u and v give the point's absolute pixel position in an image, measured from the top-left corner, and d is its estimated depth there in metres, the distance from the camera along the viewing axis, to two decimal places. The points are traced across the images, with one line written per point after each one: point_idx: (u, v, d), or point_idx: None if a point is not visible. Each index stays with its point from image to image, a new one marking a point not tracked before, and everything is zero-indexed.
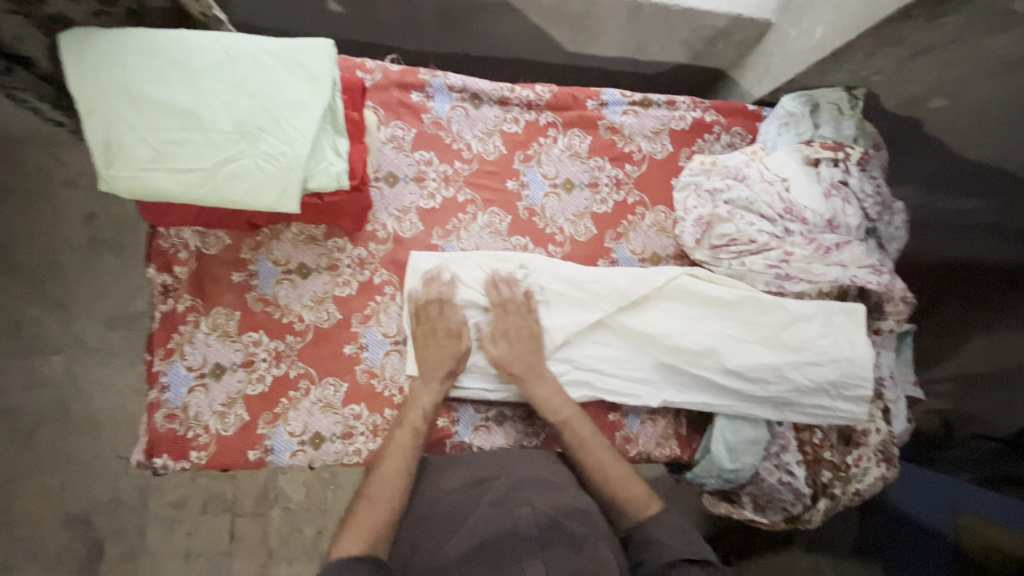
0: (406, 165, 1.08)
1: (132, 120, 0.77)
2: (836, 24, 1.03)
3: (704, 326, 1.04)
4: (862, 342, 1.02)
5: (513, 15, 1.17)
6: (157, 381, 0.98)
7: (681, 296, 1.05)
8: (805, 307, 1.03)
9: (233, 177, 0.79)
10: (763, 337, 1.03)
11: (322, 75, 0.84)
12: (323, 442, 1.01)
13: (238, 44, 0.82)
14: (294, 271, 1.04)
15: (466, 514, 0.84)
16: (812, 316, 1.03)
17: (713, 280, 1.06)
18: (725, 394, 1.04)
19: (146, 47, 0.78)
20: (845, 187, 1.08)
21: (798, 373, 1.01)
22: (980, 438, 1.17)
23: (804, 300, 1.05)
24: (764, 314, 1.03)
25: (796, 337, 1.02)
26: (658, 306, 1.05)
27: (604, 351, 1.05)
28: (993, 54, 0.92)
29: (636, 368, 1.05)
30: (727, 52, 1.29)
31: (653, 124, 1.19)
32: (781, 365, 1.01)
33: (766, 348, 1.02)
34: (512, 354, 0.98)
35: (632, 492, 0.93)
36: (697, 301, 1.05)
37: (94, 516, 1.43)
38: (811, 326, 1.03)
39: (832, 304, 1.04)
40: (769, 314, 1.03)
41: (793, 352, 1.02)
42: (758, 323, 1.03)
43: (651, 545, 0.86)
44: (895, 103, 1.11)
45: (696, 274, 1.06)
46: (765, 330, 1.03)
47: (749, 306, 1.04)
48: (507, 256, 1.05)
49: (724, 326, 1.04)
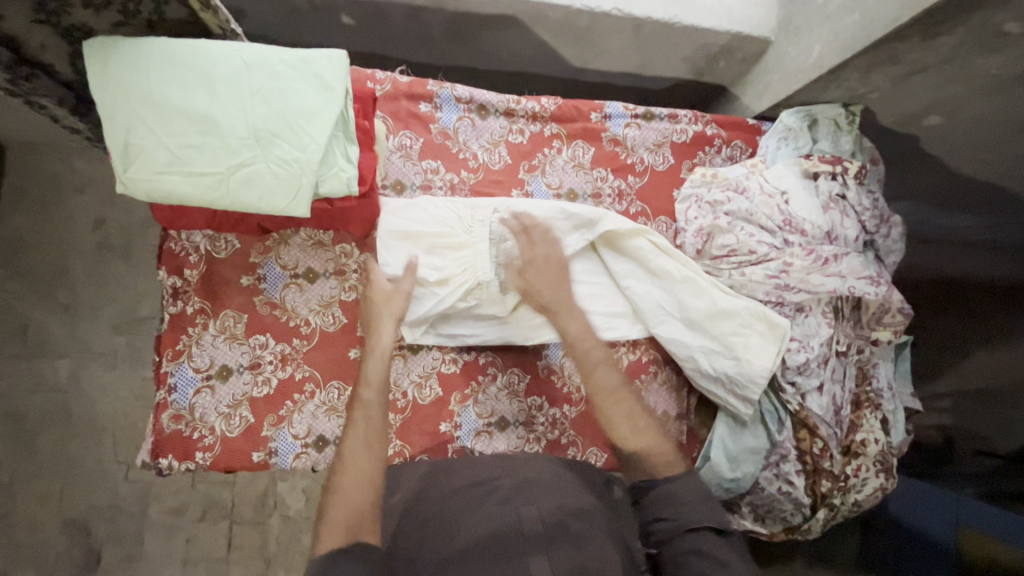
0: (414, 173, 1.11)
1: (151, 124, 0.79)
2: (835, 44, 1.07)
3: (647, 297, 1.08)
4: (771, 355, 1.03)
5: (519, 31, 1.20)
6: (164, 382, 1.00)
7: (638, 258, 1.09)
8: (733, 304, 1.05)
9: (247, 183, 0.81)
10: (692, 319, 1.06)
11: (335, 85, 0.86)
12: (327, 445, 1.02)
13: (256, 54, 0.85)
14: (302, 275, 1.05)
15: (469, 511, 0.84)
16: (735, 313, 1.05)
17: (667, 253, 1.09)
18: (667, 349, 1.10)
19: (167, 56, 0.81)
20: (843, 200, 1.11)
21: (720, 358, 1.05)
22: (981, 455, 1.17)
23: (732, 298, 1.06)
24: (696, 298, 1.07)
25: (716, 326, 1.05)
26: (616, 265, 1.10)
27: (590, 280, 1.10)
28: (984, 74, 0.95)
29: (613, 305, 1.10)
30: (728, 69, 1.32)
31: (655, 137, 1.22)
32: (692, 346, 1.06)
33: (691, 331, 1.07)
34: (526, 279, 1.01)
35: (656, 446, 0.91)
36: (646, 269, 1.09)
37: (91, 521, 1.43)
38: (730, 322, 1.05)
39: (758, 309, 1.04)
40: (700, 299, 1.06)
41: (713, 346, 1.05)
42: (689, 308, 1.06)
43: (672, 503, 0.84)
44: (892, 119, 1.14)
45: (655, 242, 1.09)
46: (698, 310, 1.06)
47: (687, 289, 1.07)
48: (477, 202, 1.07)
49: (659, 296, 1.09)
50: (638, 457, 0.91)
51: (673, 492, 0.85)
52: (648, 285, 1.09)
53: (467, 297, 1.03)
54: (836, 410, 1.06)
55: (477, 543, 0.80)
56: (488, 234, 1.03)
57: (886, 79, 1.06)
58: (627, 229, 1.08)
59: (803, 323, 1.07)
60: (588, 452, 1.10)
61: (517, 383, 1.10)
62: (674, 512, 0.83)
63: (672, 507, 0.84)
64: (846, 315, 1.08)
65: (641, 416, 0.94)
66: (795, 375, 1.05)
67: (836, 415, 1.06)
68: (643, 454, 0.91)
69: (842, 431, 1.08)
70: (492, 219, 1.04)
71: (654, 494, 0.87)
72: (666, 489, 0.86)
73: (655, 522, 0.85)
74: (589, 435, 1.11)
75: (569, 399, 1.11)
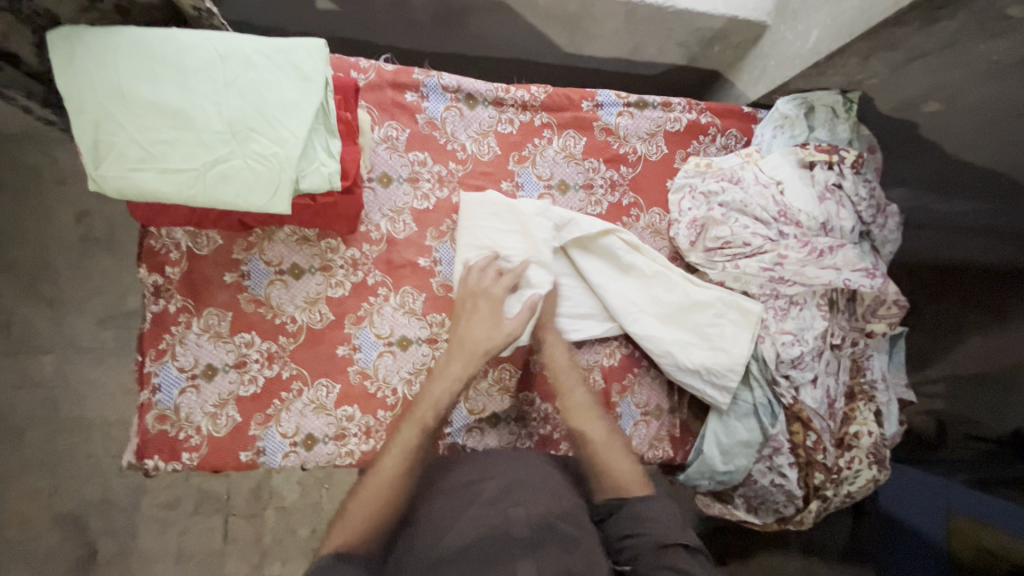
0: (400, 165, 1.08)
1: (121, 120, 0.76)
2: (831, 29, 1.03)
3: (619, 295, 1.07)
4: (746, 343, 1.03)
5: (509, 15, 1.17)
6: (148, 381, 0.98)
7: (608, 255, 1.08)
8: (705, 295, 1.06)
9: (223, 178, 0.78)
10: (665, 310, 1.07)
11: (314, 76, 0.83)
12: (316, 444, 1.01)
13: (230, 44, 0.81)
14: (287, 272, 1.03)
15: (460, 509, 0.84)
16: (708, 304, 1.06)
17: (638, 248, 1.09)
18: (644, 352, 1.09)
19: (135, 47, 0.77)
20: (839, 190, 1.09)
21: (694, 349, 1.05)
22: (973, 439, 1.16)
23: (706, 288, 1.07)
24: (669, 293, 1.07)
25: (691, 319, 1.06)
26: (583, 262, 1.08)
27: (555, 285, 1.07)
28: (986, 60, 0.93)
29: (578, 305, 1.08)
30: (723, 54, 1.29)
31: (648, 126, 1.19)
32: (668, 341, 1.05)
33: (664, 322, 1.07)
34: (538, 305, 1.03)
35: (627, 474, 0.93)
36: (617, 266, 1.09)
37: (86, 515, 1.42)
38: (703, 313, 1.06)
39: (730, 298, 1.05)
40: (673, 293, 1.07)
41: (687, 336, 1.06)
42: (661, 300, 1.07)
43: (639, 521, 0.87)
44: (891, 106, 1.11)
45: (625, 239, 1.09)
46: (672, 301, 1.07)
47: (659, 283, 1.08)
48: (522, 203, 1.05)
49: (632, 294, 1.08)
50: (603, 473, 0.93)
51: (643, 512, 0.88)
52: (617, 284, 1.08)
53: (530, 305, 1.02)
54: (830, 403, 1.06)
55: (464, 547, 0.78)
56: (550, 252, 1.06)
57: (885, 66, 1.03)
58: (594, 231, 1.06)
59: (799, 316, 1.05)
60: None
61: (508, 379, 1.08)
62: (642, 529, 0.86)
63: (639, 525, 0.87)
64: (841, 307, 1.07)
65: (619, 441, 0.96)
66: (788, 369, 1.03)
67: (829, 407, 1.06)
68: (611, 472, 0.92)
69: (836, 424, 1.07)
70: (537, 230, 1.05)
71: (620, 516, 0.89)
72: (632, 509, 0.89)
73: (623, 541, 0.86)
74: None
75: None
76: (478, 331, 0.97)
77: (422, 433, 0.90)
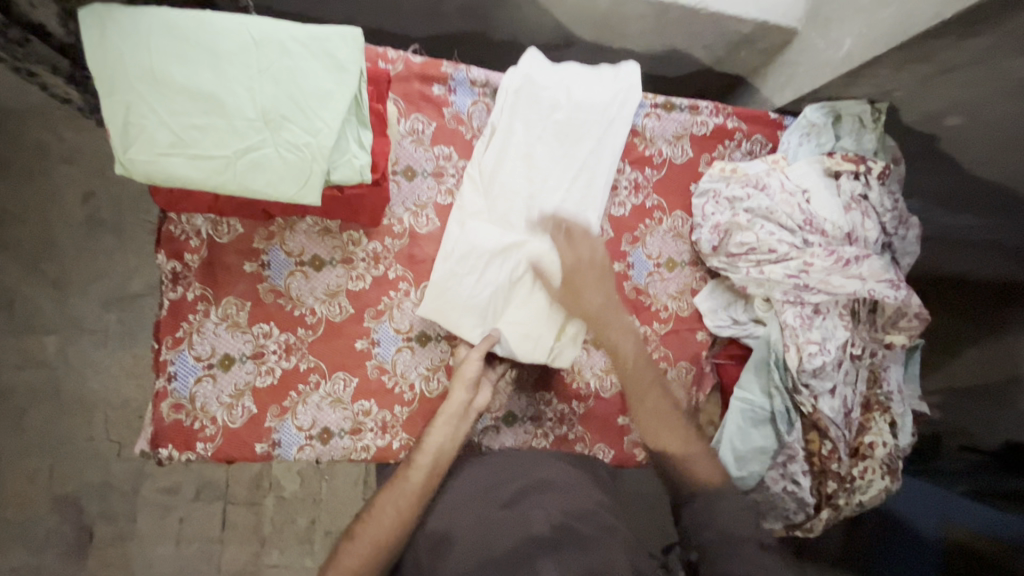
0: (425, 159, 1.07)
1: (153, 103, 0.74)
2: (868, 37, 1.03)
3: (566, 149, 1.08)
4: (604, 88, 1.10)
5: (538, 10, 1.15)
6: (163, 369, 0.96)
7: (501, 150, 1.05)
8: (577, 97, 1.08)
9: (255, 167, 0.77)
10: (581, 107, 1.08)
11: (349, 66, 0.81)
12: (332, 437, 1.00)
13: (265, 29, 0.79)
14: (307, 263, 1.02)
15: (469, 503, 0.87)
16: (535, 117, 1.06)
17: (488, 146, 1.06)
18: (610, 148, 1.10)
19: (169, 28, 0.76)
20: (864, 201, 1.08)
21: (603, 92, 1.10)
22: (967, 451, 1.17)
23: (567, 99, 1.08)
24: (559, 113, 1.08)
25: (581, 106, 1.08)
26: (506, 170, 1.04)
27: (582, 156, 1.08)
28: (1012, 78, 0.92)
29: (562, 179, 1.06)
30: (749, 58, 1.28)
31: (675, 128, 1.18)
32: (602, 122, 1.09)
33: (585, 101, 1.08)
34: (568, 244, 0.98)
35: (703, 467, 0.92)
36: (510, 147, 1.05)
37: (83, 499, 1.40)
38: (581, 98, 1.08)
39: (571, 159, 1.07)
40: (561, 112, 1.08)
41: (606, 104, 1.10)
42: (570, 113, 1.08)
43: (708, 521, 0.87)
44: (915, 118, 1.10)
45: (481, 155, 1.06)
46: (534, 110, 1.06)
47: (536, 113, 1.06)
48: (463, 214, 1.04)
49: (546, 130, 1.07)
50: (685, 470, 0.92)
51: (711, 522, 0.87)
52: (600, 134, 1.09)
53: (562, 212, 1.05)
54: (846, 413, 1.05)
55: (493, 552, 0.79)
56: (503, 198, 1.03)
57: (913, 77, 1.02)
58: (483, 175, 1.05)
59: (822, 324, 1.03)
60: (595, 448, 1.09)
61: (526, 377, 1.08)
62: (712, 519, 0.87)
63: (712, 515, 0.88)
64: (863, 318, 1.07)
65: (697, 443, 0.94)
66: (809, 378, 1.02)
67: (845, 417, 1.06)
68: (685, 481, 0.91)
69: (851, 433, 1.07)
70: (477, 232, 1.01)
71: (692, 509, 0.89)
72: (711, 501, 0.89)
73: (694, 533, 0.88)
74: (597, 430, 1.10)
75: (578, 395, 1.09)
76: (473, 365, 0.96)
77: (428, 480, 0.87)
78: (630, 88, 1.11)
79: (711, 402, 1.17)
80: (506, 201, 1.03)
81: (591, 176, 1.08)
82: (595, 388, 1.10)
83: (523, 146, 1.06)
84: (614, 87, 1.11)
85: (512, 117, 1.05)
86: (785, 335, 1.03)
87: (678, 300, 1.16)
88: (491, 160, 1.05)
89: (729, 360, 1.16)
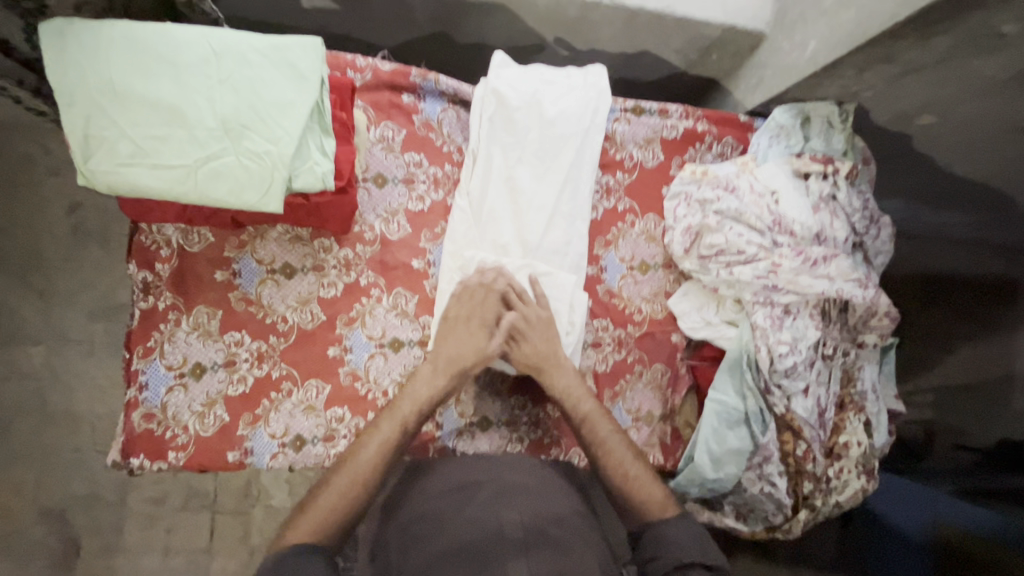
0: (396, 166, 1.07)
1: (113, 114, 0.75)
2: (829, 40, 1.04)
3: (547, 164, 1.08)
4: (574, 99, 1.11)
5: (509, 18, 1.17)
6: (135, 379, 0.96)
7: (485, 178, 1.06)
8: (548, 112, 1.09)
9: (215, 176, 0.77)
10: (554, 120, 1.09)
11: (310, 75, 0.82)
12: (305, 445, 1.00)
13: (225, 40, 0.80)
14: (279, 270, 1.02)
15: (443, 497, 0.87)
16: (512, 135, 1.07)
17: (471, 174, 1.08)
18: (587, 155, 1.11)
19: (128, 40, 0.77)
20: (833, 202, 1.09)
21: (572, 101, 1.10)
22: (959, 449, 1.16)
23: (539, 116, 1.09)
24: (534, 132, 1.08)
25: (553, 120, 1.09)
26: (491, 196, 1.06)
27: (563, 166, 1.09)
28: (980, 76, 0.93)
29: (547, 194, 1.07)
30: (721, 63, 1.30)
31: (645, 132, 1.19)
32: (576, 132, 1.10)
33: (557, 112, 1.09)
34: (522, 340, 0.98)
35: (650, 489, 0.91)
36: (492, 172, 1.07)
37: (69, 511, 1.40)
38: (551, 112, 1.09)
39: (553, 173, 1.08)
40: (536, 130, 1.08)
41: (578, 112, 1.10)
42: (543, 128, 1.09)
43: (664, 545, 0.84)
44: (886, 118, 1.10)
45: (467, 184, 1.07)
46: (509, 128, 1.07)
47: (513, 134, 1.07)
48: (456, 246, 1.05)
49: (525, 150, 1.08)
50: (633, 498, 0.90)
51: (664, 533, 0.85)
52: (578, 144, 1.10)
53: (548, 225, 1.07)
54: (820, 413, 1.06)
55: (462, 546, 0.79)
56: (493, 224, 1.05)
57: (879, 79, 1.03)
58: (472, 206, 1.06)
59: (793, 325, 1.04)
60: (570, 452, 1.10)
61: (500, 382, 1.08)
62: (661, 551, 0.83)
63: (660, 548, 0.84)
64: (834, 317, 1.07)
65: (634, 464, 0.93)
66: (781, 378, 1.03)
67: (819, 417, 1.06)
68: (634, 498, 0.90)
69: (825, 433, 1.08)
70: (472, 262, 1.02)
71: (647, 539, 0.86)
72: (659, 530, 0.86)
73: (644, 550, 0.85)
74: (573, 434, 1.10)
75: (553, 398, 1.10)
76: (458, 348, 0.96)
77: (398, 444, 0.88)
78: (600, 95, 1.12)
79: (688, 403, 1.16)
80: (495, 225, 1.05)
81: (574, 187, 1.09)
82: None
83: (505, 169, 1.07)
84: (584, 95, 1.11)
85: (491, 143, 1.07)
86: (756, 336, 1.04)
87: (651, 303, 1.16)
88: (478, 186, 1.06)
89: (706, 362, 1.15)
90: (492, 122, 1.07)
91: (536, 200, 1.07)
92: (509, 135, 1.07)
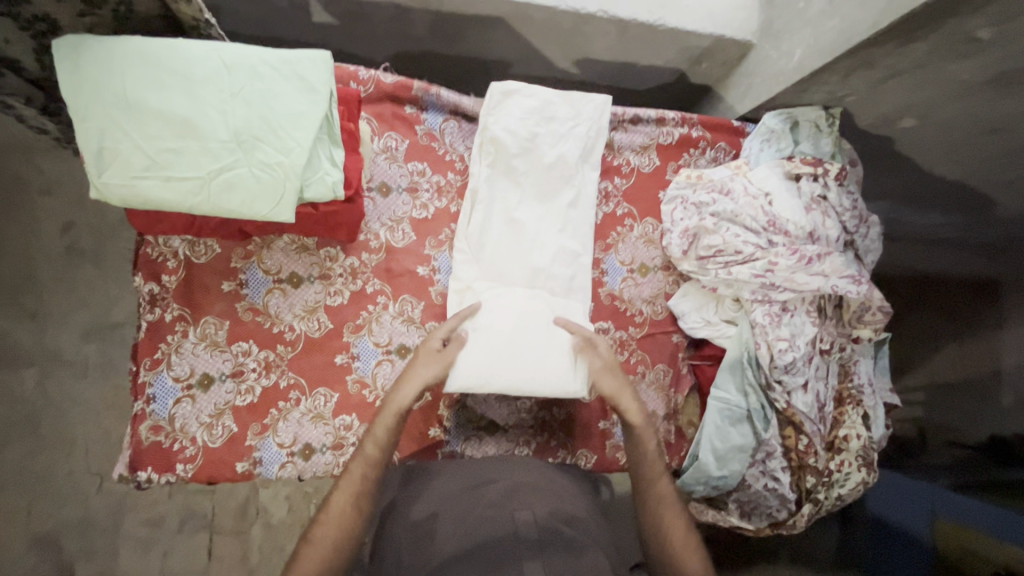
0: (400, 175, 1.10)
1: (127, 128, 0.77)
2: (814, 48, 1.07)
3: (546, 204, 1.11)
4: (571, 137, 1.12)
5: (506, 31, 1.20)
6: (143, 392, 0.96)
7: (485, 219, 1.08)
8: (547, 149, 1.11)
9: (228, 187, 0.79)
10: (552, 161, 1.10)
11: (320, 87, 0.84)
12: (313, 453, 1.01)
13: (237, 53, 0.82)
14: (285, 280, 1.03)
15: (455, 498, 0.88)
16: (510, 175, 1.10)
17: (473, 212, 1.08)
18: (586, 196, 1.13)
19: (141, 55, 0.78)
20: (824, 202, 1.13)
21: (569, 140, 1.12)
22: (953, 446, 1.22)
23: (537, 154, 1.10)
24: (535, 170, 1.10)
25: (552, 158, 1.11)
26: (491, 237, 1.08)
27: (561, 205, 1.11)
28: (956, 80, 0.96)
29: (545, 237, 1.09)
30: (711, 70, 1.34)
31: (641, 139, 1.22)
32: (573, 170, 1.12)
33: (555, 152, 1.11)
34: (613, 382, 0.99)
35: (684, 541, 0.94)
36: (492, 213, 1.08)
37: (62, 537, 1.38)
38: (548, 151, 1.11)
39: (554, 210, 1.11)
40: (536, 168, 1.10)
41: (574, 151, 1.12)
42: (542, 166, 1.10)
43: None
44: (868, 122, 1.15)
45: (467, 221, 1.08)
46: (506, 169, 1.09)
47: (512, 175, 1.10)
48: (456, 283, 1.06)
49: (524, 191, 1.10)
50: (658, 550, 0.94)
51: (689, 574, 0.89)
52: (577, 183, 1.12)
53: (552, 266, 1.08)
54: (820, 407, 1.08)
55: (472, 546, 0.79)
56: (490, 267, 1.07)
57: (863, 83, 1.06)
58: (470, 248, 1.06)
59: (790, 322, 1.07)
60: (577, 454, 1.11)
61: None
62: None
63: None
64: (829, 314, 1.11)
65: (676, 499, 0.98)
66: (782, 374, 1.05)
67: (819, 412, 1.08)
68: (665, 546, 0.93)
69: (826, 428, 1.10)
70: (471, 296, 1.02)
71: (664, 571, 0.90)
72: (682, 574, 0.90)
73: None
74: (578, 436, 1.12)
75: (558, 401, 1.11)
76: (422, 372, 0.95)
77: (367, 473, 0.91)
78: (596, 132, 1.14)
79: (691, 401, 1.19)
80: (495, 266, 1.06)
81: (575, 228, 1.12)
82: (576, 393, 1.12)
83: (506, 212, 1.09)
84: (580, 137, 1.13)
85: (492, 187, 1.09)
86: (756, 333, 1.07)
87: (652, 304, 1.18)
88: (477, 226, 1.07)
89: (707, 361, 1.18)
90: (492, 161, 1.09)
91: (537, 238, 1.09)
92: (507, 173, 1.10)
